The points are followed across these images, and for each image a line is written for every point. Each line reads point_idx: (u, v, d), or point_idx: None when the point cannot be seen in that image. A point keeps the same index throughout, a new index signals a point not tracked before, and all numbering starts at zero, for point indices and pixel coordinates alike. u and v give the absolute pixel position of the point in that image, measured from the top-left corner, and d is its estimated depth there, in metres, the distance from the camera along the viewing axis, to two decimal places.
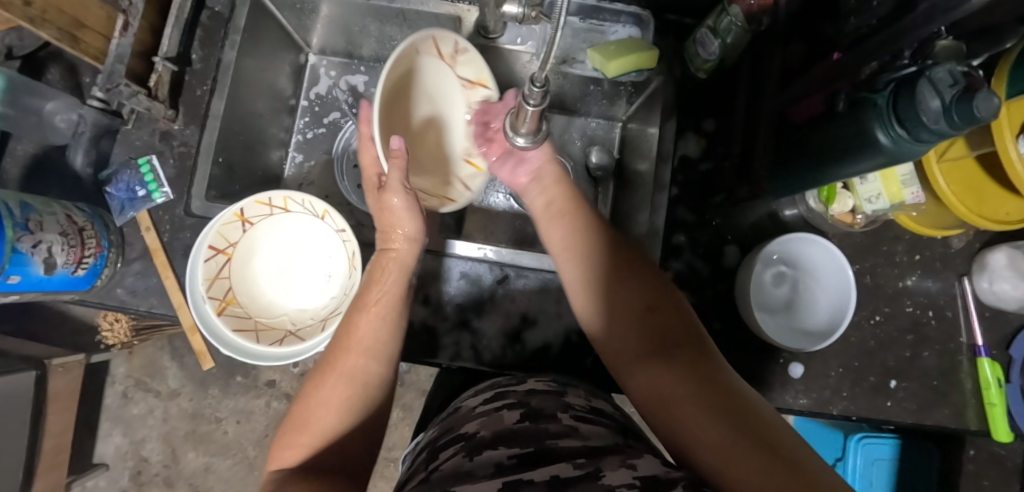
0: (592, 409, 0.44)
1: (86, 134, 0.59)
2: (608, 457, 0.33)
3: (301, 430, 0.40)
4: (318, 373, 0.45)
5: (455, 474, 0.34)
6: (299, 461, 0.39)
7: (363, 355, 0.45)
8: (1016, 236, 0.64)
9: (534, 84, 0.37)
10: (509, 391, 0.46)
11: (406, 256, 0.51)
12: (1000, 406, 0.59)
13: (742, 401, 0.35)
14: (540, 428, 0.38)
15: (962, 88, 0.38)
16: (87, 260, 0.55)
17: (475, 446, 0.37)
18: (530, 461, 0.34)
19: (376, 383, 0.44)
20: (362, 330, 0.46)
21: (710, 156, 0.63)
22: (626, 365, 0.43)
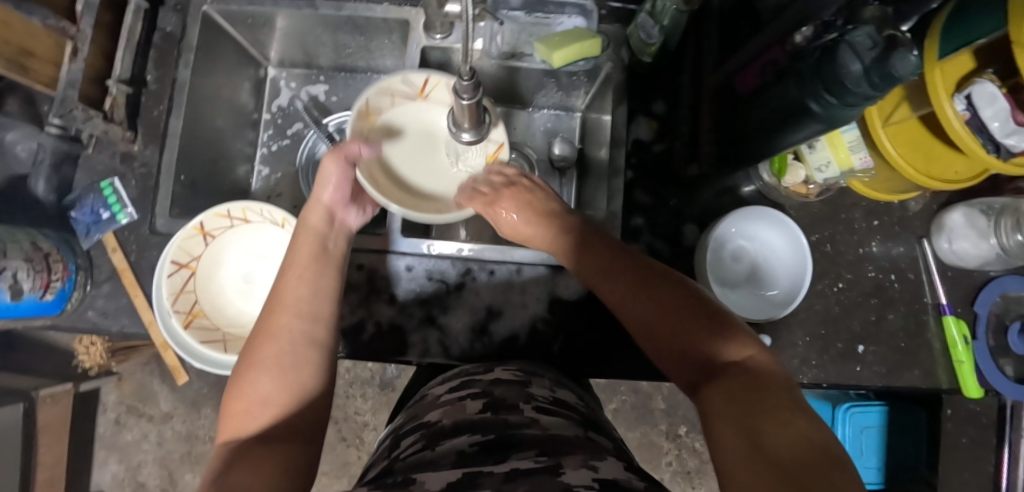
0: (555, 399, 0.41)
1: (47, 161, 0.58)
2: (568, 454, 0.31)
3: (258, 404, 0.39)
4: (257, 331, 0.44)
5: (416, 463, 0.32)
6: (256, 429, 0.38)
7: (295, 314, 0.44)
8: (973, 194, 0.65)
9: (463, 76, 0.40)
10: (473, 380, 0.44)
11: (317, 220, 0.52)
12: (967, 362, 0.60)
13: (779, 413, 0.32)
14: (502, 419, 0.36)
15: (880, 50, 0.38)
16: (55, 285, 0.56)
17: (433, 435, 0.36)
18: (490, 452, 0.31)
19: (312, 342, 0.44)
20: (287, 290, 0.46)
21: (663, 138, 0.63)
22: (650, 338, 0.43)
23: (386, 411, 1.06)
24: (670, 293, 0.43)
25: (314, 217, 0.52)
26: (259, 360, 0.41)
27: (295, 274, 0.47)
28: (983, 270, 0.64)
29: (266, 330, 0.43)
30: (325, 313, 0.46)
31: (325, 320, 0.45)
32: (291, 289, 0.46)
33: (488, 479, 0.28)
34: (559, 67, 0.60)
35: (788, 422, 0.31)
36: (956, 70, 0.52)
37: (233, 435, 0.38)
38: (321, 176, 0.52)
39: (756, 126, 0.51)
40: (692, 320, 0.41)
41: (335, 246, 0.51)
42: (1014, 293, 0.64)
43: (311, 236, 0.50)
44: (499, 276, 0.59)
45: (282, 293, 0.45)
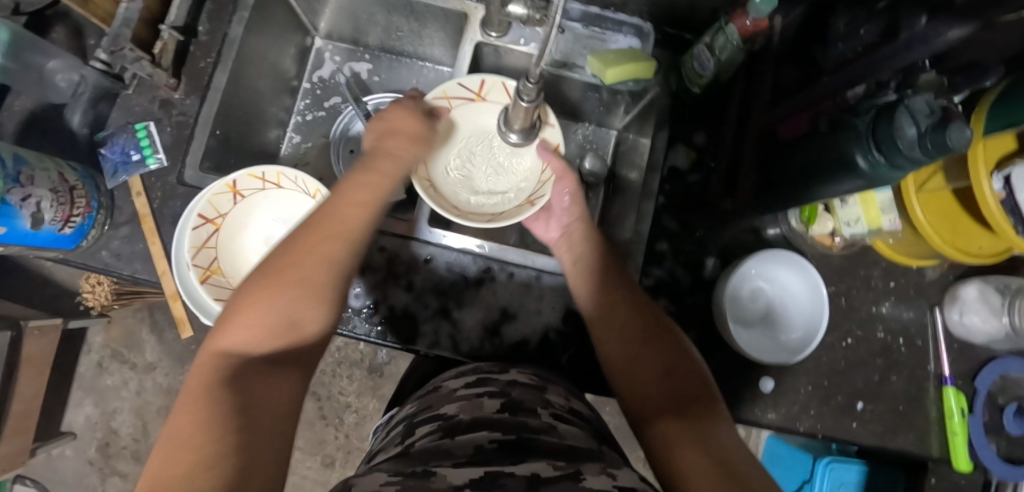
0: (571, 409, 0.42)
1: (87, 94, 0.60)
2: (587, 463, 0.31)
3: (260, 319, 0.39)
4: (290, 245, 0.43)
5: (431, 454, 0.32)
6: (246, 345, 0.38)
7: (342, 241, 0.45)
8: (989, 271, 0.66)
9: (528, 81, 0.40)
10: (489, 379, 0.44)
11: (394, 169, 0.51)
12: (960, 435, 0.61)
13: (724, 450, 0.37)
14: (519, 422, 0.36)
15: (938, 118, 0.39)
16: (75, 219, 0.55)
17: (449, 428, 0.36)
18: (510, 452, 0.32)
19: (342, 261, 0.44)
20: (344, 216, 0.46)
21: (699, 169, 0.64)
22: (625, 371, 0.49)
23: (370, 395, 1.06)
24: (666, 344, 0.49)
25: (387, 163, 0.51)
26: (289, 274, 0.41)
27: (353, 209, 0.47)
28: (988, 346, 0.64)
29: (302, 249, 0.43)
30: (358, 237, 0.46)
31: (346, 249, 0.45)
32: (343, 218, 0.46)
33: (511, 481, 0.28)
34: (609, 84, 0.61)
35: (729, 456, 0.37)
36: (999, 149, 0.53)
37: (231, 347, 0.38)
38: (388, 150, 0.52)
39: (795, 175, 0.51)
40: (671, 367, 0.47)
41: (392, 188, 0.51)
42: (1014, 374, 0.65)
43: (386, 177, 0.50)
44: (518, 279, 0.59)
45: (340, 218, 0.46)
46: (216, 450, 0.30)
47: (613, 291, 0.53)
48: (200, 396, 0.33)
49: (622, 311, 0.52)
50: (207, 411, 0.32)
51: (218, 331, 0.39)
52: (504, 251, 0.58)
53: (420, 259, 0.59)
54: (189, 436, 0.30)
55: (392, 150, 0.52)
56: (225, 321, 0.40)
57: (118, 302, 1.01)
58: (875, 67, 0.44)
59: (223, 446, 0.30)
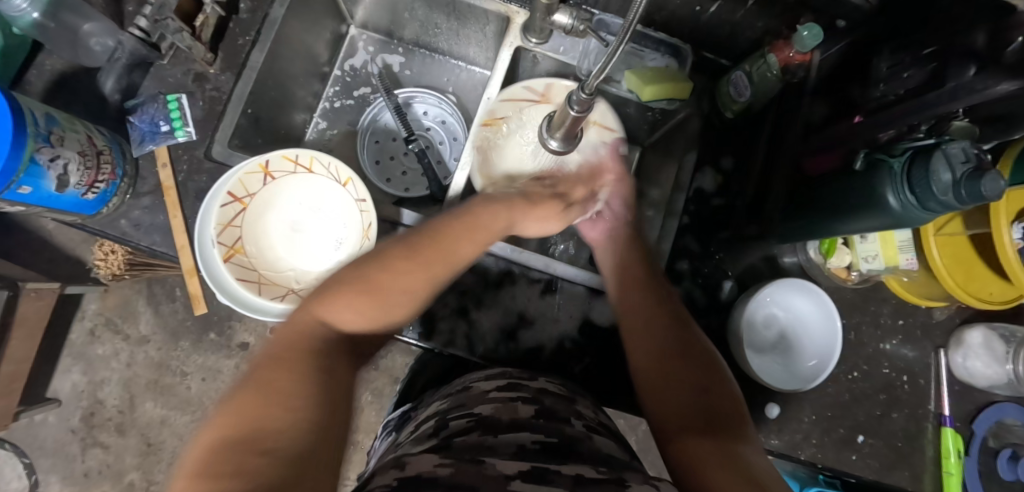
0: (600, 422, 0.44)
1: (122, 61, 0.58)
2: (629, 473, 0.33)
3: (370, 300, 0.40)
4: (402, 251, 0.42)
5: (476, 447, 0.34)
6: (350, 327, 0.39)
7: (450, 271, 0.44)
8: (994, 318, 0.67)
9: (583, 91, 0.40)
10: (520, 385, 0.46)
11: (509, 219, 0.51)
12: (955, 475, 0.62)
13: (756, 471, 0.36)
14: (557, 426, 0.38)
15: (973, 166, 0.40)
16: (99, 185, 0.54)
17: (489, 425, 0.37)
18: (554, 456, 0.34)
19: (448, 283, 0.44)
20: (462, 248, 0.45)
21: (723, 194, 0.64)
22: (654, 384, 0.48)
23: (365, 387, 1.05)
24: (700, 361, 0.47)
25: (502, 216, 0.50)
26: (396, 284, 0.41)
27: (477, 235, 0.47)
28: (988, 391, 0.66)
29: (434, 251, 0.43)
30: (461, 264, 0.45)
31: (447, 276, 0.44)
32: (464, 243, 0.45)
33: (558, 478, 0.31)
34: (645, 101, 0.62)
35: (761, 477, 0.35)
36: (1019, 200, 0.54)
37: (331, 321, 0.38)
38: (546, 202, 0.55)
39: (821, 208, 0.52)
40: (702, 385, 0.45)
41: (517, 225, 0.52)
42: (1010, 421, 0.66)
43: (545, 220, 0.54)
44: (538, 285, 0.59)
45: (456, 248, 0.45)
46: (295, 420, 0.30)
47: (648, 310, 0.52)
48: (287, 366, 0.33)
49: (658, 327, 0.50)
50: (286, 384, 0.32)
51: (322, 300, 0.39)
52: (526, 255, 0.58)
53: None
54: (269, 399, 0.31)
55: (527, 216, 0.54)
56: (321, 295, 0.40)
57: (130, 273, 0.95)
58: (906, 116, 0.46)
59: (302, 414, 0.31)
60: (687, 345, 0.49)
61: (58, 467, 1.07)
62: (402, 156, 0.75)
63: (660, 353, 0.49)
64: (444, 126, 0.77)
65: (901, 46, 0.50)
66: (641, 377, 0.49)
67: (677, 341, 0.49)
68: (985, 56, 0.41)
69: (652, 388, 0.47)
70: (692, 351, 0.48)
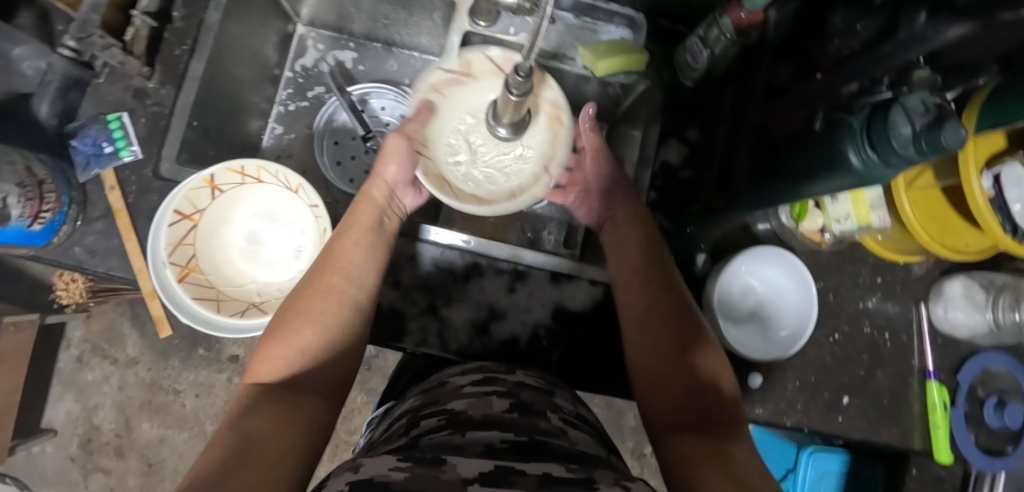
0: (578, 414, 0.45)
1: (54, 83, 0.56)
2: (600, 472, 0.32)
3: (281, 345, 0.44)
4: (305, 289, 0.48)
5: (441, 446, 0.34)
6: (276, 377, 0.42)
7: (343, 277, 0.49)
8: (973, 267, 0.66)
9: (518, 73, 0.39)
10: (496, 379, 0.46)
11: (379, 194, 0.55)
12: (943, 428, 0.62)
13: (748, 473, 0.36)
14: (528, 423, 0.38)
15: (932, 116, 0.39)
16: (44, 215, 0.53)
17: (459, 423, 0.38)
18: (520, 454, 0.33)
19: (353, 303, 0.48)
20: (344, 255, 0.50)
21: (690, 165, 0.65)
22: (652, 382, 0.48)
23: (359, 389, 1.05)
24: (698, 357, 0.47)
25: (376, 190, 0.55)
26: (304, 309, 0.46)
27: (343, 243, 0.51)
28: (971, 340, 0.65)
29: (323, 275, 0.49)
30: (359, 266, 0.50)
31: (358, 289, 0.49)
32: (344, 255, 0.50)
33: (522, 479, 0.29)
34: (601, 76, 0.60)
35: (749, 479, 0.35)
36: (988, 147, 0.53)
37: (259, 380, 0.42)
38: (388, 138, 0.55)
39: (787, 171, 0.50)
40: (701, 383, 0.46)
41: (390, 223, 0.55)
42: (995, 368, 0.66)
43: (370, 206, 0.54)
44: (507, 276, 0.58)
45: (338, 260, 0.50)
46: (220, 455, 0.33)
47: (653, 300, 0.51)
48: (218, 427, 0.36)
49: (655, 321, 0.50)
50: (227, 437, 0.35)
51: (252, 369, 0.43)
52: (490, 245, 0.57)
53: (408, 256, 0.58)
54: (211, 453, 0.33)
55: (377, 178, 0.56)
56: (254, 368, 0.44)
57: (94, 300, 0.98)
58: (864, 70, 0.43)
59: (230, 451, 0.33)
60: (688, 339, 0.48)
61: None
62: (363, 154, 0.73)
63: (660, 348, 0.49)
64: (403, 120, 0.74)
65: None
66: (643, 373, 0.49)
67: (679, 328, 0.49)
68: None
69: (651, 383, 0.48)
70: (693, 345, 0.48)
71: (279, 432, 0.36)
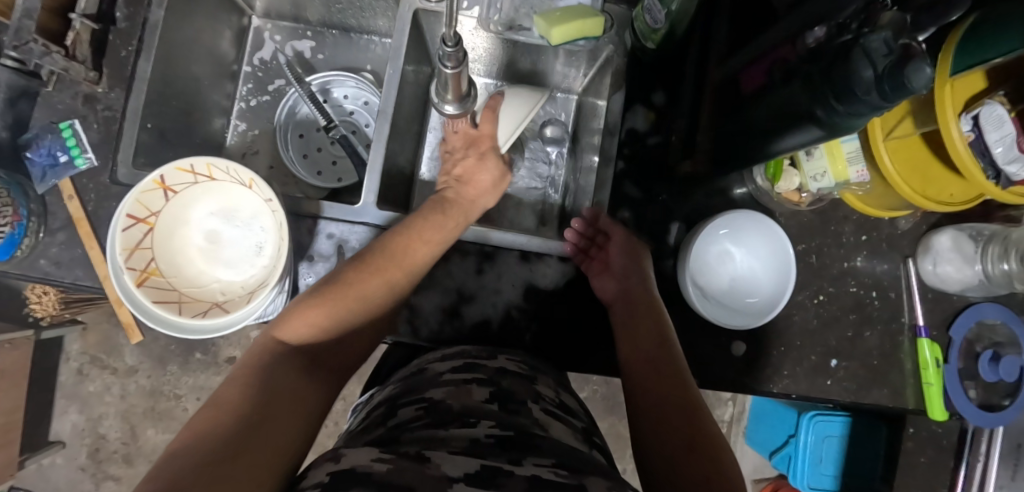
0: (559, 402, 0.45)
1: (1, 96, 0.54)
2: (592, 478, 0.32)
3: (325, 312, 0.46)
4: (359, 264, 0.50)
5: (426, 439, 0.34)
6: (303, 342, 0.45)
7: (407, 273, 0.51)
8: (964, 218, 0.64)
9: (446, 44, 0.36)
10: (477, 365, 0.46)
11: (472, 213, 0.58)
12: (936, 385, 0.60)
13: None
14: (509, 415, 0.38)
15: (896, 56, 0.36)
16: (3, 229, 0.53)
17: (440, 414, 0.38)
18: (508, 448, 0.33)
19: (401, 294, 0.51)
20: (417, 256, 0.52)
21: (658, 130, 0.61)
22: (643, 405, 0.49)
23: (357, 382, 1.05)
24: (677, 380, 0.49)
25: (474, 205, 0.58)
26: (353, 289, 0.48)
27: (428, 245, 0.52)
28: (964, 294, 0.63)
29: (389, 264, 0.50)
30: (423, 270, 0.52)
31: (406, 282, 0.51)
32: (418, 255, 0.51)
33: (509, 480, 0.29)
34: (558, 45, 0.57)
35: None
36: (966, 88, 0.50)
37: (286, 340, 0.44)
38: (478, 169, 0.59)
39: (752, 128, 0.49)
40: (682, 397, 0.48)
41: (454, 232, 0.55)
42: (990, 320, 0.64)
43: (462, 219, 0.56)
44: (474, 258, 0.57)
45: (413, 254, 0.51)
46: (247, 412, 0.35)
47: (639, 334, 0.53)
48: (243, 372, 0.39)
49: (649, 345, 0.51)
50: (251, 393, 0.37)
51: (278, 323, 0.45)
52: (456, 228, 0.56)
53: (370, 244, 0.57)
54: (235, 404, 0.36)
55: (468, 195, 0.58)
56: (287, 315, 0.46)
57: (67, 310, 0.97)
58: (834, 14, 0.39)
59: (252, 412, 0.35)
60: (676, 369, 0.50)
61: None
62: (329, 145, 0.72)
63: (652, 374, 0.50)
64: (367, 107, 0.73)
65: None
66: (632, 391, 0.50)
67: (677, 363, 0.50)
68: None
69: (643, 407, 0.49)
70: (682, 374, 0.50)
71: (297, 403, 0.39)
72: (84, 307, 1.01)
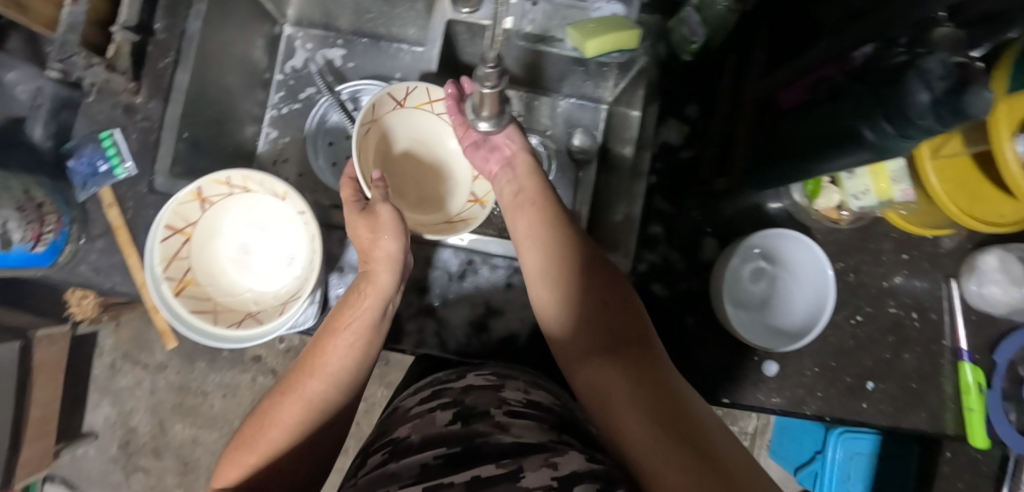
0: (529, 402, 0.41)
1: (45, 106, 0.56)
2: (531, 456, 0.32)
3: (251, 449, 0.42)
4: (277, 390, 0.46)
5: (378, 481, 0.33)
6: (234, 488, 0.40)
7: (325, 379, 0.45)
8: (1011, 237, 0.61)
9: (488, 64, 0.37)
10: (444, 389, 0.43)
11: (387, 281, 0.49)
12: (978, 411, 0.58)
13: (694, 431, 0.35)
14: (469, 429, 0.36)
15: (954, 81, 0.34)
16: (47, 236, 0.54)
17: (399, 452, 0.35)
18: (455, 463, 0.32)
19: (335, 393, 0.46)
20: (330, 356, 0.46)
21: (692, 144, 0.60)
22: (575, 362, 0.44)
23: (378, 384, 1.06)
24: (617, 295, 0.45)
25: (383, 276, 0.49)
26: (269, 423, 0.43)
27: (338, 338, 0.47)
28: (1010, 317, 0.61)
29: (303, 369, 0.46)
30: (339, 370, 0.46)
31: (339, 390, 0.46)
32: (327, 354, 0.46)
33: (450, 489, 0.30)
34: (592, 57, 0.56)
35: (696, 442, 0.34)
36: None
37: None
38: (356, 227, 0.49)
39: (792, 149, 0.48)
40: (611, 311, 0.45)
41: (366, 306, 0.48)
42: None
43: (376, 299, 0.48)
44: (503, 271, 0.57)
45: (320, 359, 0.46)
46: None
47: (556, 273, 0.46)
48: None
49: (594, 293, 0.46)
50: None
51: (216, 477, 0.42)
52: (485, 242, 0.56)
53: None
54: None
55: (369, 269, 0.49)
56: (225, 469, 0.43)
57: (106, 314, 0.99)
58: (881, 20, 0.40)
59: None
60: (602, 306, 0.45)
61: None
62: None
63: (582, 316, 0.45)
64: None
65: None
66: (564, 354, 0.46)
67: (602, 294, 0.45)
68: None
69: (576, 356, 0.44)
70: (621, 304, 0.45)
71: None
72: (122, 311, 1.06)
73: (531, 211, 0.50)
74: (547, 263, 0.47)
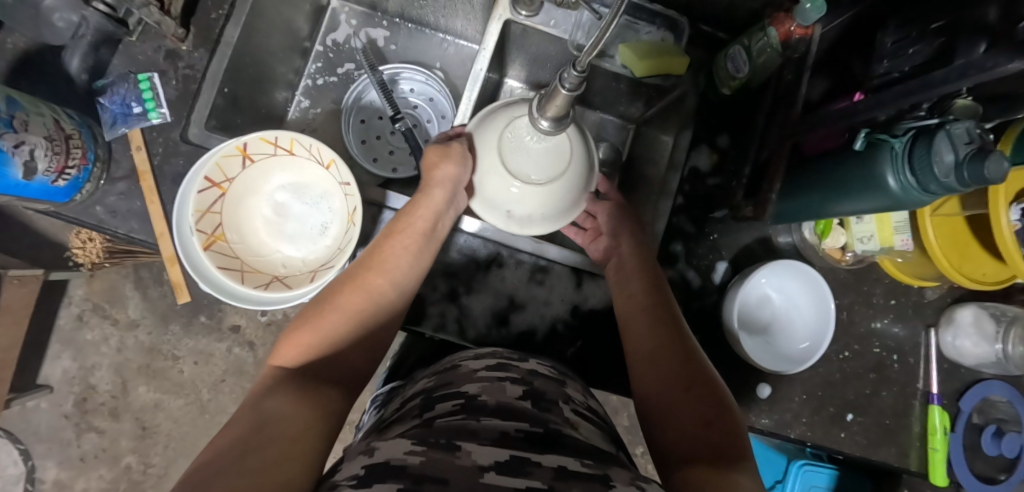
0: (589, 405, 0.45)
1: (88, 38, 0.54)
2: (615, 470, 0.33)
3: (311, 333, 0.45)
4: (337, 294, 0.48)
5: (457, 430, 0.34)
6: (303, 362, 0.43)
7: (386, 279, 0.50)
8: (984, 297, 0.67)
9: (575, 68, 0.36)
10: (509, 365, 0.46)
11: (440, 196, 0.53)
12: (941, 451, 0.63)
13: None
14: (542, 413, 0.38)
15: (979, 147, 0.39)
16: (70, 171, 0.52)
17: (474, 409, 0.37)
18: (536, 443, 0.33)
19: (387, 308, 0.49)
20: (393, 258, 0.51)
21: (719, 173, 0.65)
22: (658, 408, 0.46)
23: None
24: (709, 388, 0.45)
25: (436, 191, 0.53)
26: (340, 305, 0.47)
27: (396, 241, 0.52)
28: (976, 369, 0.66)
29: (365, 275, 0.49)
30: (392, 288, 0.50)
31: (376, 295, 0.49)
32: (392, 257, 0.50)
33: (538, 470, 0.30)
34: (639, 78, 0.59)
35: None
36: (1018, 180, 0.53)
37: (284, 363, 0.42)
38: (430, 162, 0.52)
39: (817, 188, 0.51)
40: (676, 367, 0.47)
41: (443, 226, 0.54)
42: (995, 398, 0.67)
43: (427, 214, 0.52)
44: (528, 267, 0.59)
45: (387, 258, 0.50)
46: (233, 434, 0.33)
47: (656, 323, 0.51)
48: (241, 405, 0.36)
49: (665, 333, 0.50)
50: (255, 411, 0.35)
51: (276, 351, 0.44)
52: (514, 237, 0.56)
53: None
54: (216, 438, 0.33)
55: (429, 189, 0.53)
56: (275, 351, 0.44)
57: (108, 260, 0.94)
58: (908, 96, 0.41)
59: (247, 431, 0.33)
60: (695, 370, 0.47)
61: (53, 451, 1.04)
62: (389, 135, 0.73)
63: (664, 362, 0.48)
64: (431, 104, 0.74)
65: (907, 20, 0.46)
66: (648, 407, 0.47)
67: (684, 344, 0.49)
68: (996, 30, 0.35)
69: (657, 402, 0.46)
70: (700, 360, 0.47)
71: (300, 422, 0.35)
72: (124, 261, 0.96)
73: (635, 266, 0.55)
74: (653, 365, 0.49)
